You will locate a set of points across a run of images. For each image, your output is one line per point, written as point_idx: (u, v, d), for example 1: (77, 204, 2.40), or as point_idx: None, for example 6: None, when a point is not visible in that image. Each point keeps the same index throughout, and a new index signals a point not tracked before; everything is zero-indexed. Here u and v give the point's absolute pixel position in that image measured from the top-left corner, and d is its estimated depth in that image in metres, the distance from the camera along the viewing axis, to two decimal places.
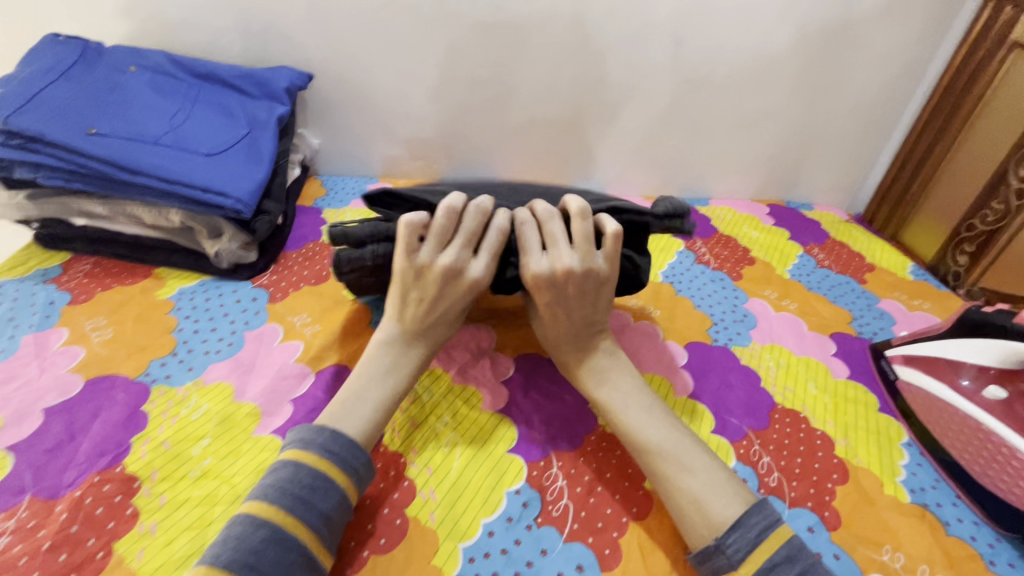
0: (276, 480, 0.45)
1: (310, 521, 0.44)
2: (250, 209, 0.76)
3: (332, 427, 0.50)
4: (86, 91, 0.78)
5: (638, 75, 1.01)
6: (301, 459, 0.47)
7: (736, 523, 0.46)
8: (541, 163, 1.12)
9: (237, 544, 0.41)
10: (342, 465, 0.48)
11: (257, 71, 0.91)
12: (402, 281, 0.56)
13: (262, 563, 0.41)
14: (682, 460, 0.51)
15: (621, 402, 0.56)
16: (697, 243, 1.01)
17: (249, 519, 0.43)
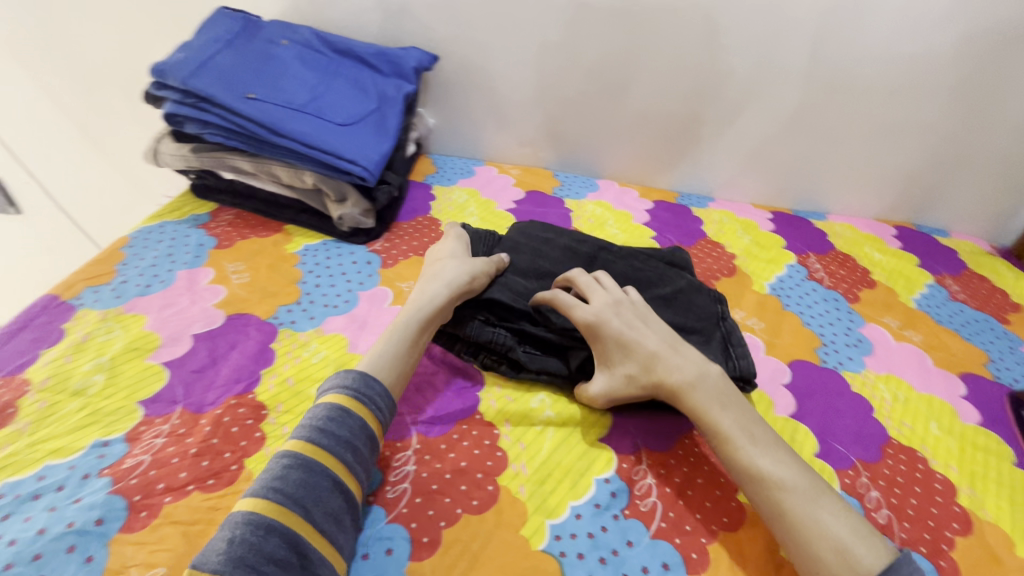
0: (302, 422, 0.50)
1: (332, 446, 0.48)
2: (373, 177, 0.82)
3: (358, 368, 0.55)
4: (247, 60, 0.87)
5: (768, 74, 0.95)
6: (320, 402, 0.52)
7: (885, 568, 0.43)
8: (648, 159, 1.09)
9: (266, 474, 0.46)
10: (358, 398, 0.52)
11: (389, 50, 0.97)
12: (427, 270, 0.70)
13: (288, 486, 0.45)
14: (822, 498, 0.48)
15: (746, 432, 0.53)
16: (811, 258, 0.95)
17: (276, 456, 0.47)
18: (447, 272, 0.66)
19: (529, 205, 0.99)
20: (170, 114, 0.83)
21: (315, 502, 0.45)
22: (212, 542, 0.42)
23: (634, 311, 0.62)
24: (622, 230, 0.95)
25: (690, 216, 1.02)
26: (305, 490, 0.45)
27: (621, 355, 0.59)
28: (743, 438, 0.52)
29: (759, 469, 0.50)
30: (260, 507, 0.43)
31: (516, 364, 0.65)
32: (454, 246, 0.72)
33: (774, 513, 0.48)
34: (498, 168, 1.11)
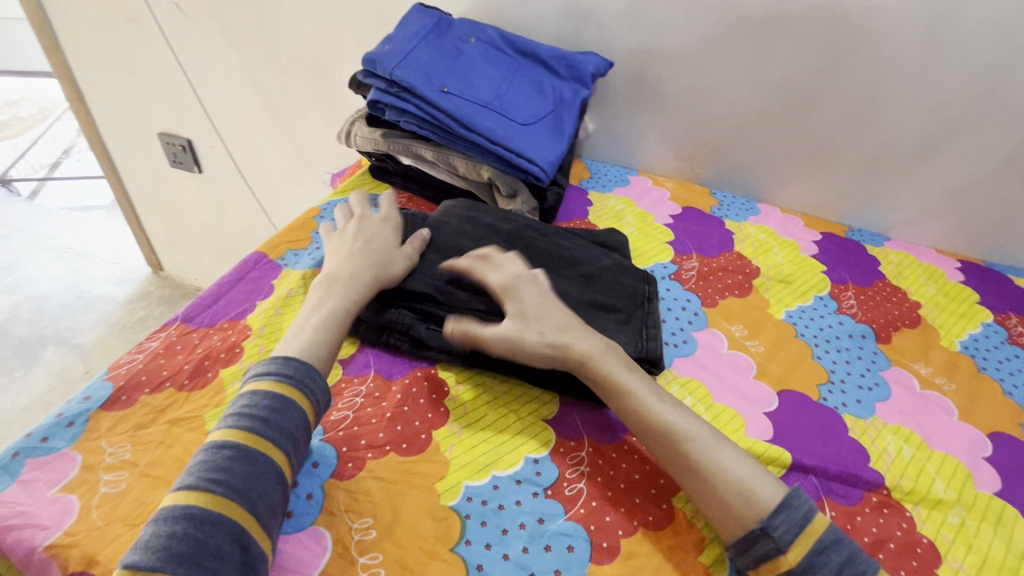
0: (237, 408, 0.49)
1: (274, 436, 0.48)
2: (548, 177, 0.84)
3: (295, 354, 0.54)
4: (442, 55, 0.92)
5: (987, 110, 0.86)
6: (260, 387, 0.50)
7: (779, 505, 0.47)
8: (818, 188, 1.03)
9: (204, 465, 0.45)
10: (298, 388, 0.52)
11: (569, 53, 0.99)
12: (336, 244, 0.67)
13: (233, 478, 0.44)
14: (722, 445, 0.51)
15: (650, 393, 0.54)
16: (1012, 318, 0.84)
17: (214, 444, 0.46)
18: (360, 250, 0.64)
19: (687, 221, 0.97)
20: (371, 100, 0.90)
21: (262, 495, 0.45)
22: (148, 535, 0.41)
23: (526, 283, 0.62)
24: (788, 260, 0.89)
25: (864, 254, 0.94)
26: (253, 483, 0.45)
27: (541, 318, 0.59)
28: (646, 394, 0.54)
29: (662, 424, 0.52)
30: (203, 500, 0.43)
31: (419, 343, 0.64)
32: (371, 222, 0.69)
33: (682, 464, 0.51)
34: (652, 180, 1.10)
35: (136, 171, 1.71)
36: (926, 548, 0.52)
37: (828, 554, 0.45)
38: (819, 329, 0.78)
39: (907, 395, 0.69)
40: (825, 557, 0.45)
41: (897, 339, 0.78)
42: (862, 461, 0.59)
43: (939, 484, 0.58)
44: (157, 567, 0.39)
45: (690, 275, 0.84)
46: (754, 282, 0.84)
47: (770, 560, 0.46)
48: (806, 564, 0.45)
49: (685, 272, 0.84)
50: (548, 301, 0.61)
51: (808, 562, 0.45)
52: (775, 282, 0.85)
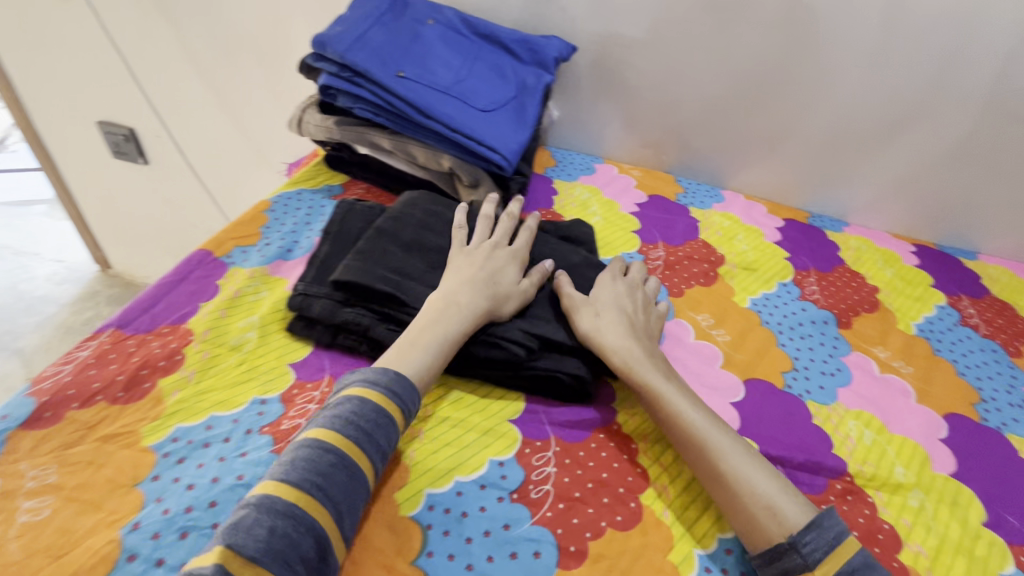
0: (343, 411, 0.48)
1: (371, 453, 0.47)
2: (511, 166, 0.82)
3: (401, 371, 0.52)
4: (398, 38, 0.88)
5: (945, 97, 0.88)
6: (369, 397, 0.49)
7: (810, 524, 0.46)
8: (781, 174, 1.03)
9: (307, 465, 0.44)
10: (399, 404, 0.50)
11: (532, 37, 0.95)
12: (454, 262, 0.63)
13: (331, 487, 0.43)
14: (754, 459, 0.52)
15: (692, 401, 0.56)
16: (963, 300, 0.86)
17: (320, 443, 0.45)
18: (478, 277, 0.61)
19: (653, 210, 0.96)
20: (322, 86, 0.85)
21: (350, 506, 0.44)
22: (248, 518, 0.40)
23: (612, 296, 0.64)
24: (753, 247, 0.90)
25: (825, 240, 0.95)
26: (346, 496, 0.44)
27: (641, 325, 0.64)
28: (680, 399, 0.55)
29: (693, 427, 0.53)
30: (304, 500, 0.42)
31: (377, 344, 0.61)
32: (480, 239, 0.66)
33: (710, 470, 0.51)
34: (618, 167, 1.08)
35: (74, 162, 1.60)
36: (888, 534, 0.53)
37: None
38: (783, 316, 0.78)
39: (867, 380, 0.70)
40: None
41: (857, 324, 0.79)
42: (826, 449, 0.60)
43: (898, 468, 0.59)
44: (254, 558, 0.38)
45: (656, 264, 0.83)
46: (719, 270, 0.84)
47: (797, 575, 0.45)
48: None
49: (651, 262, 0.83)
50: (634, 314, 0.64)
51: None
52: (740, 269, 0.85)
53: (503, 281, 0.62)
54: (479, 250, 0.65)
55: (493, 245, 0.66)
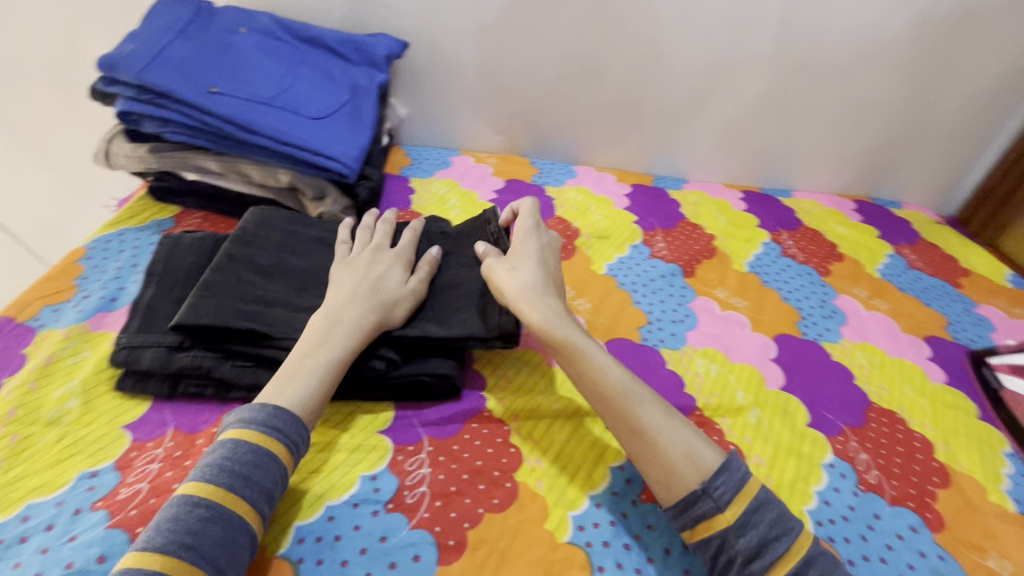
0: (213, 459, 0.45)
1: (251, 497, 0.44)
2: (354, 172, 0.79)
3: (281, 405, 0.49)
4: (205, 50, 0.81)
5: (740, 59, 0.99)
6: (245, 437, 0.46)
7: (721, 467, 0.48)
8: (624, 144, 1.11)
9: (173, 525, 0.41)
10: (281, 440, 0.48)
11: (358, 37, 0.92)
12: (337, 275, 0.61)
13: (203, 543, 0.40)
14: (668, 412, 0.52)
15: (604, 356, 0.55)
16: (783, 235, 0.99)
17: (188, 498, 0.42)
18: (362, 287, 0.58)
19: (510, 194, 0.98)
20: (123, 112, 0.76)
21: (232, 557, 0.41)
22: None
23: (530, 250, 0.61)
24: (604, 216, 0.95)
25: (666, 199, 1.04)
26: (224, 549, 0.41)
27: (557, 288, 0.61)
28: (600, 355, 0.55)
29: (613, 382, 0.53)
30: (170, 564, 0.38)
31: (225, 384, 0.56)
32: (361, 246, 0.65)
33: (628, 425, 0.51)
34: (474, 158, 1.09)
35: None
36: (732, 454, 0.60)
37: (762, 510, 0.47)
38: (637, 275, 0.84)
39: (710, 320, 0.78)
40: (759, 514, 0.46)
41: (700, 271, 0.87)
42: (680, 391, 0.66)
43: (739, 394, 0.66)
44: None
45: None
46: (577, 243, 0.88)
47: (710, 519, 0.46)
48: (744, 521, 0.46)
49: None
50: (549, 266, 0.61)
51: (745, 518, 0.46)
52: (595, 239, 0.90)
53: (389, 287, 0.59)
54: (359, 257, 0.62)
55: (375, 250, 0.64)
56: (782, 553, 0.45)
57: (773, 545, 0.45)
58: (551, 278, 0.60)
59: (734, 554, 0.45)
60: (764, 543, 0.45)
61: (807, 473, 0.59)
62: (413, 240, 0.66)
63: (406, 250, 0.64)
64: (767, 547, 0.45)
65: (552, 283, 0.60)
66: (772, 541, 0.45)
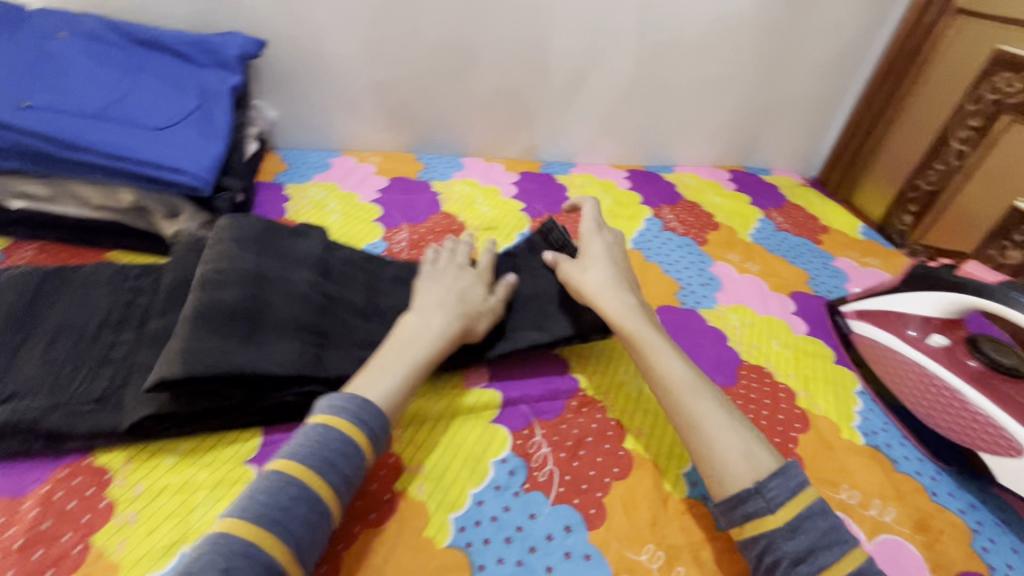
0: (304, 442, 0.46)
1: (334, 482, 0.45)
2: (208, 185, 0.73)
3: (366, 402, 0.50)
4: (14, 60, 0.72)
5: (606, 42, 1.02)
6: (333, 424, 0.47)
7: (778, 471, 0.48)
8: (509, 133, 1.12)
9: (267, 498, 0.42)
10: (359, 429, 0.48)
11: (204, 37, 0.85)
12: (466, 287, 0.62)
13: (292, 522, 0.42)
14: (729, 413, 0.53)
15: (667, 353, 0.57)
16: (664, 210, 1.04)
17: (282, 476, 0.44)
18: (450, 299, 0.60)
19: (394, 193, 0.96)
20: None
21: (308, 539, 0.43)
22: (200, 563, 0.38)
23: (602, 252, 0.66)
24: (492, 206, 0.95)
25: (554, 184, 1.06)
26: (306, 530, 0.42)
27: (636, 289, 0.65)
28: (663, 351, 0.57)
29: (672, 378, 0.55)
30: (261, 539, 0.40)
31: (57, 437, 0.50)
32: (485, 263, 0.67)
33: (683, 418, 0.53)
34: (356, 157, 1.05)
35: None
36: (615, 429, 0.60)
37: (815, 517, 0.46)
38: None
39: None
40: (812, 521, 0.46)
41: None
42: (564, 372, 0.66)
43: (621, 368, 0.67)
44: None
45: (400, 247, 0.83)
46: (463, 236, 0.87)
47: (762, 519, 0.47)
48: (792, 525, 0.46)
49: (395, 245, 0.83)
50: (620, 263, 0.66)
51: (795, 522, 0.46)
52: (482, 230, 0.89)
53: (474, 298, 0.61)
54: (445, 269, 0.64)
55: (460, 266, 0.65)
56: (830, 561, 0.44)
57: (822, 553, 0.44)
58: (626, 280, 0.65)
59: (781, 556, 0.45)
60: (813, 550, 0.45)
61: None
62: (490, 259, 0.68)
63: (486, 269, 0.67)
64: (815, 555, 0.44)
65: (628, 285, 0.64)
66: (820, 549, 0.45)
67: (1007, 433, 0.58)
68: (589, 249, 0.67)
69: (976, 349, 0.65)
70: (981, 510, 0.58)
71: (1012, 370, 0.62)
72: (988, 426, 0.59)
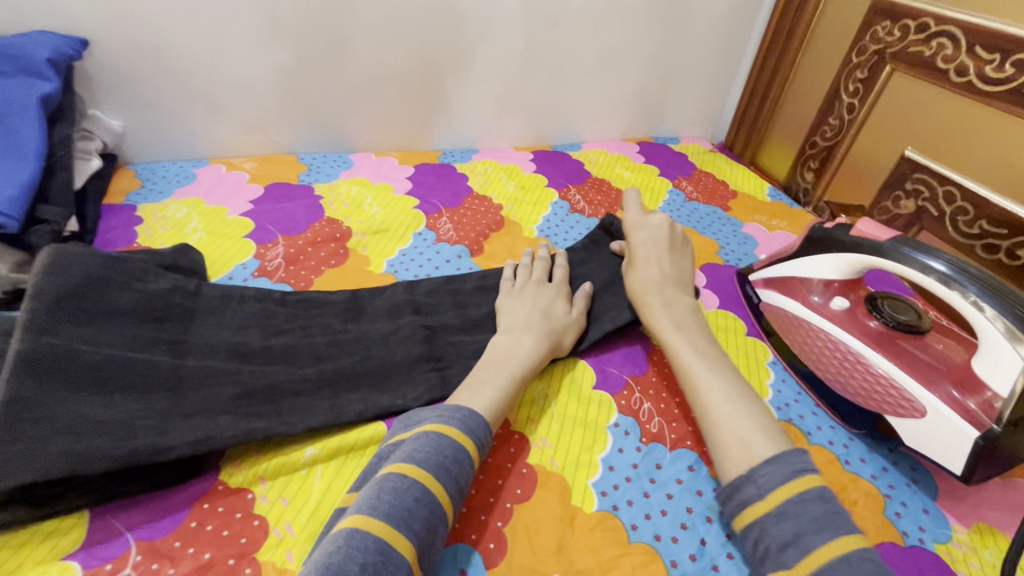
0: (422, 446, 0.44)
1: (451, 490, 0.43)
2: (16, 221, 0.61)
3: (476, 416, 0.49)
4: None
5: (490, 15, 0.97)
6: (446, 431, 0.46)
7: (773, 458, 0.46)
8: (401, 122, 1.05)
9: (392, 495, 0.40)
10: (472, 440, 0.47)
11: (3, 39, 0.71)
12: (551, 299, 0.66)
13: (415, 523, 0.39)
14: (745, 404, 0.51)
15: (692, 348, 0.58)
16: (571, 191, 0.99)
17: (405, 477, 0.41)
18: (535, 316, 0.63)
19: (270, 202, 0.86)
20: None
21: (427, 544, 0.40)
22: (332, 553, 0.36)
23: (650, 251, 0.69)
24: (382, 206, 0.89)
25: (454, 175, 1.00)
26: (427, 535, 0.40)
27: (671, 286, 0.66)
28: (685, 348, 0.58)
29: (688, 372, 0.56)
30: (389, 535, 0.37)
31: None
32: (556, 274, 0.70)
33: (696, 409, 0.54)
34: (227, 165, 0.94)
35: None
36: (517, 443, 0.55)
37: (808, 504, 0.42)
38: (420, 266, 0.78)
39: None
40: (803, 506, 0.42)
41: (488, 247, 0.83)
42: None
43: None
44: None
45: (275, 265, 0.74)
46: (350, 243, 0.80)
47: (752, 506, 0.44)
48: (781, 510, 0.42)
49: (269, 263, 0.74)
50: (660, 260, 0.68)
51: (786, 508, 0.43)
52: (372, 234, 0.83)
53: (558, 314, 0.64)
54: (526, 289, 0.67)
55: (538, 283, 0.68)
56: (820, 545, 0.40)
57: (811, 538, 0.40)
58: (676, 279, 0.67)
59: (772, 542, 0.42)
60: (800, 536, 0.41)
61: (592, 441, 0.56)
62: (546, 265, 0.72)
63: (561, 282, 0.69)
64: (803, 540, 0.41)
65: (667, 285, 0.66)
66: (809, 534, 0.41)
67: (908, 393, 0.56)
68: (632, 252, 0.70)
69: (877, 311, 0.63)
70: (893, 472, 0.56)
71: (911, 327, 0.61)
72: (896, 392, 0.57)
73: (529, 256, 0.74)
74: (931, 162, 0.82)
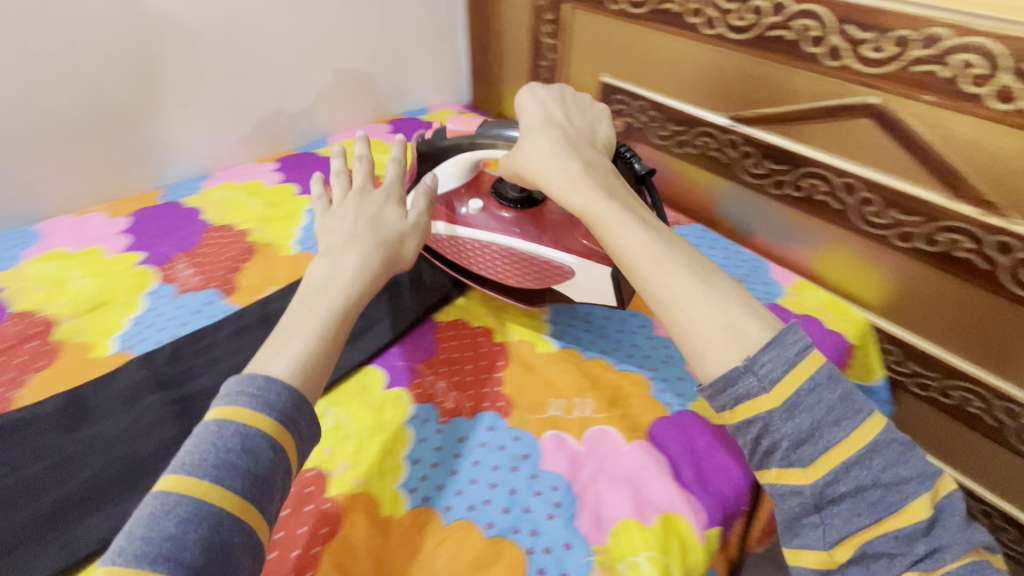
0: (195, 450, 0.40)
1: (241, 491, 0.39)
2: None
3: (279, 386, 0.43)
4: None
5: (159, 9, 0.83)
6: (228, 419, 0.41)
7: (770, 343, 0.43)
8: (97, 169, 0.88)
9: (147, 526, 0.36)
10: (270, 420, 0.42)
11: None
12: (375, 210, 0.57)
13: (183, 548, 0.35)
14: (707, 283, 0.47)
15: (620, 220, 0.51)
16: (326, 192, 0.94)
17: (167, 499, 0.37)
18: (361, 230, 0.54)
19: None
20: None
21: (211, 561, 0.36)
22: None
23: (565, 125, 0.59)
24: (93, 275, 0.74)
25: (183, 211, 0.88)
26: (209, 551, 0.36)
27: (580, 159, 0.56)
28: (627, 222, 0.51)
29: (626, 248, 0.50)
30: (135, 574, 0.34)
31: None
32: (392, 173, 0.61)
33: (644, 287, 0.49)
34: None
35: None
36: (328, 515, 0.49)
37: (820, 392, 0.42)
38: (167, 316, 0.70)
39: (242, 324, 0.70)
40: (817, 395, 0.42)
41: (240, 282, 0.75)
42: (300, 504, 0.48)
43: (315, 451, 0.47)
44: None
45: None
46: None
47: (755, 399, 0.43)
48: (791, 402, 0.42)
49: None
50: (569, 148, 0.57)
51: (794, 400, 0.42)
52: None
53: (388, 224, 0.56)
54: (345, 203, 0.57)
55: (361, 193, 0.58)
56: (840, 439, 0.41)
57: (828, 430, 0.41)
58: (579, 148, 0.57)
59: (779, 438, 0.42)
60: (818, 429, 0.41)
61: (393, 443, 0.55)
62: (399, 168, 0.62)
63: (392, 182, 0.60)
64: (819, 434, 0.41)
65: (577, 155, 0.56)
66: (827, 427, 0.41)
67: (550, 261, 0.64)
68: (533, 120, 0.60)
69: (499, 194, 0.69)
70: (653, 358, 0.65)
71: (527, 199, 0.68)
72: (548, 263, 0.64)
73: (343, 160, 0.62)
74: (623, 82, 0.90)
